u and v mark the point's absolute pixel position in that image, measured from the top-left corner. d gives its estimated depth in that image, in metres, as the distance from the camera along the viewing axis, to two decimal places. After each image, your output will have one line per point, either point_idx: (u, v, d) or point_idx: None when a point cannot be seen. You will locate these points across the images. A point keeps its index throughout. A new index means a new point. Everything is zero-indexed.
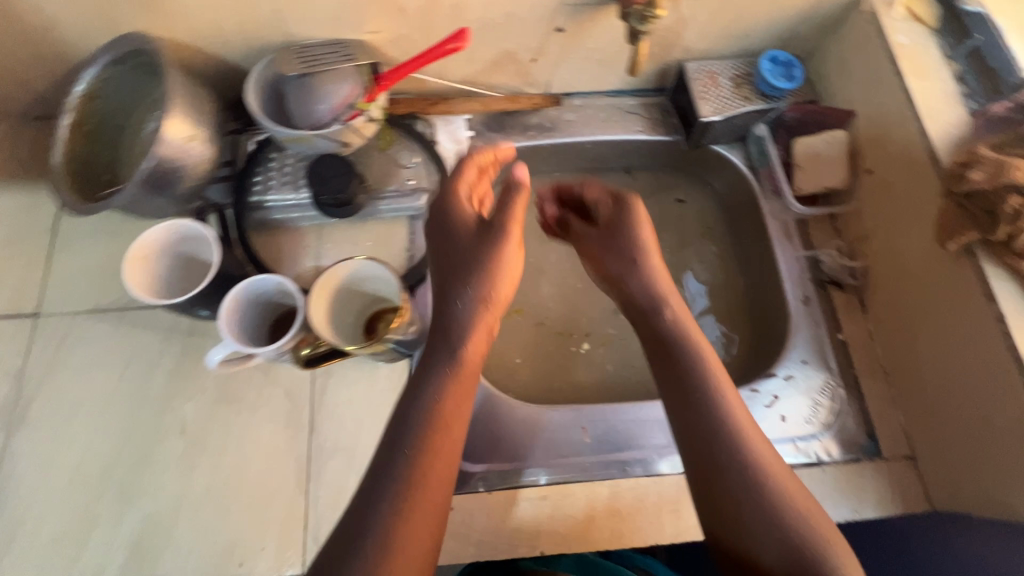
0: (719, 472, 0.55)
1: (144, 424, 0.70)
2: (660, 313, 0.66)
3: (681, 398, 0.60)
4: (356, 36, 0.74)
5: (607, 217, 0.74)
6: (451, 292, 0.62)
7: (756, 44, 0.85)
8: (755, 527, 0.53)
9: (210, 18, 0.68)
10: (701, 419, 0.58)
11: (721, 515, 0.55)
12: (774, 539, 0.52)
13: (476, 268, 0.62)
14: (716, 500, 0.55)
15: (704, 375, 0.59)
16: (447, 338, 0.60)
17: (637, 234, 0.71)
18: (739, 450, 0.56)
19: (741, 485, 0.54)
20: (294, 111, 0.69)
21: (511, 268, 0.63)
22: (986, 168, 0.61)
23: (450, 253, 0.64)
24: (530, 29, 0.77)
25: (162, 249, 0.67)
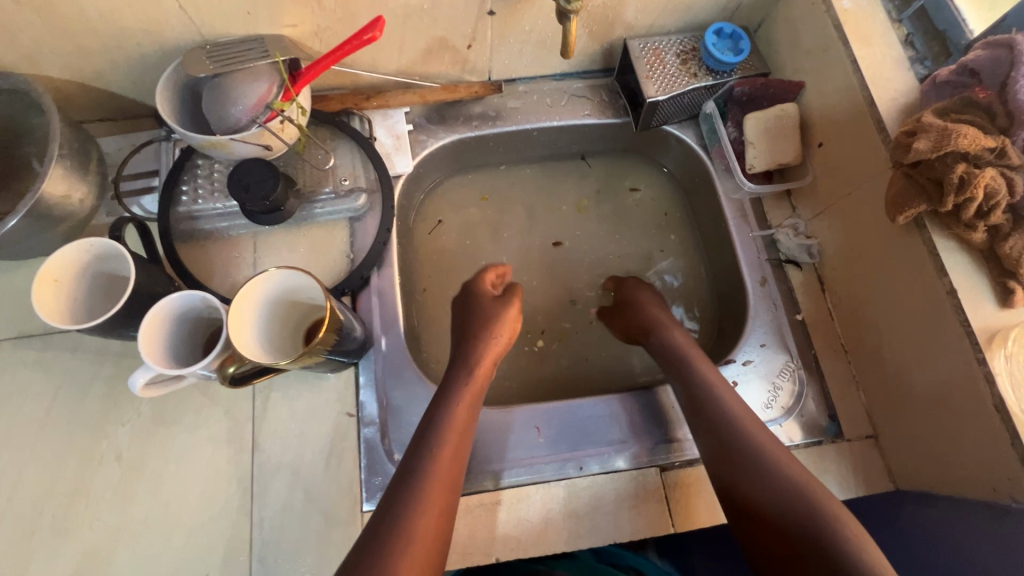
0: (734, 453, 0.58)
1: (75, 455, 0.67)
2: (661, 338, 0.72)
3: (689, 399, 0.65)
4: (273, 31, 0.69)
5: (614, 288, 0.82)
6: (474, 337, 0.69)
7: (701, 17, 0.81)
8: (768, 494, 0.54)
9: (107, 19, 0.63)
10: (697, 409, 0.64)
11: (741, 494, 0.56)
12: (785, 500, 0.53)
13: (501, 322, 0.71)
14: (735, 480, 0.57)
15: (707, 378, 0.66)
16: (467, 367, 0.66)
17: (640, 294, 0.78)
18: (748, 434, 0.59)
19: (756, 461, 0.57)
20: (209, 116, 0.65)
21: (508, 323, 0.72)
22: (931, 135, 0.58)
23: (474, 312, 0.73)
24: (459, 15, 0.72)
25: (79, 268, 0.62)
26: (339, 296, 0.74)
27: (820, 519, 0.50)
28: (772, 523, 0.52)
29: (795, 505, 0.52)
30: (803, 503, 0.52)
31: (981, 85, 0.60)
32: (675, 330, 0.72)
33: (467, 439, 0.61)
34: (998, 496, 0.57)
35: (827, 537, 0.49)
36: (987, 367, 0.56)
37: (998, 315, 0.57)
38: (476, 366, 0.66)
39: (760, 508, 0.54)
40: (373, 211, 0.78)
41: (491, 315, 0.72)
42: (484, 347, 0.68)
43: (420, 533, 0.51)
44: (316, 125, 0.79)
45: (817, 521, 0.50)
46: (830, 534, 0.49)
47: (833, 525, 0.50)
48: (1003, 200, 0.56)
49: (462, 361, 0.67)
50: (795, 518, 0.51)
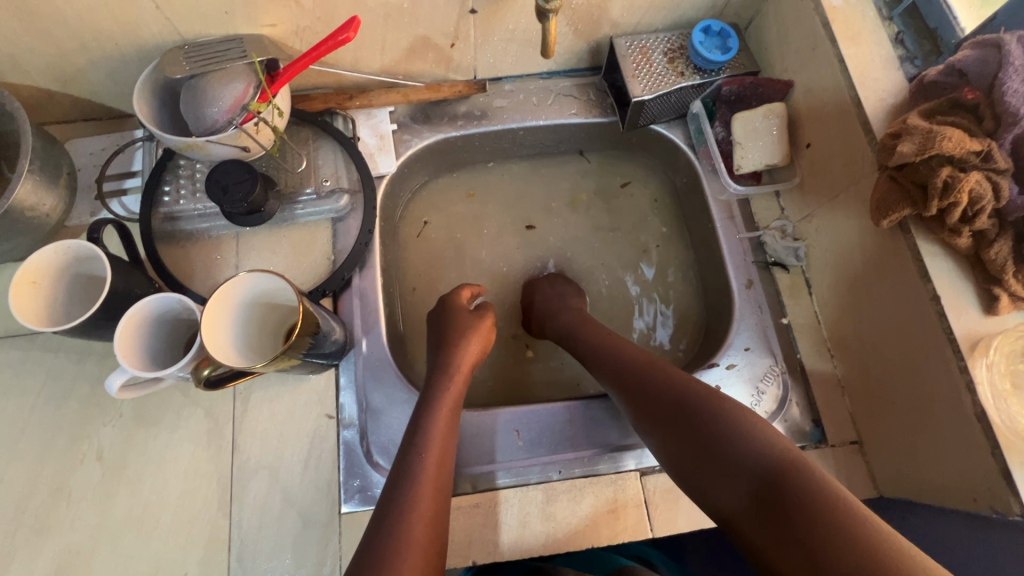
0: (636, 384, 0.60)
1: (57, 453, 0.68)
2: (582, 332, 0.72)
3: (594, 355, 0.68)
4: (253, 31, 0.69)
5: (521, 298, 0.86)
6: (449, 346, 0.69)
7: (689, 15, 0.79)
8: (669, 407, 0.55)
9: (86, 19, 0.63)
10: (621, 381, 0.61)
11: (650, 418, 0.57)
12: (683, 405, 0.54)
13: (477, 331, 0.72)
14: (643, 408, 0.58)
15: (602, 336, 0.69)
16: (446, 373, 0.66)
17: (538, 289, 0.83)
18: (645, 363, 0.61)
19: (654, 383, 0.58)
20: (187, 117, 0.65)
21: (480, 335, 0.71)
22: (916, 138, 0.56)
23: (446, 323, 0.73)
24: (440, 14, 0.71)
25: (56, 272, 0.63)
26: (321, 297, 0.74)
27: (713, 411, 0.51)
28: (687, 451, 0.51)
29: (692, 406, 0.53)
30: (698, 402, 0.53)
31: (970, 85, 0.59)
32: (572, 309, 0.77)
33: (451, 446, 0.59)
34: (979, 506, 0.55)
35: (722, 425, 0.50)
36: (969, 375, 0.55)
37: (982, 322, 0.56)
38: (456, 371, 0.67)
39: (665, 423, 0.54)
40: (355, 211, 0.77)
41: (464, 324, 0.72)
42: (460, 354, 0.68)
43: (417, 532, 0.49)
44: (299, 125, 0.78)
45: (712, 412, 0.51)
46: (723, 421, 0.50)
47: (724, 413, 0.51)
48: (988, 205, 0.54)
49: (439, 367, 0.67)
50: (694, 418, 0.52)
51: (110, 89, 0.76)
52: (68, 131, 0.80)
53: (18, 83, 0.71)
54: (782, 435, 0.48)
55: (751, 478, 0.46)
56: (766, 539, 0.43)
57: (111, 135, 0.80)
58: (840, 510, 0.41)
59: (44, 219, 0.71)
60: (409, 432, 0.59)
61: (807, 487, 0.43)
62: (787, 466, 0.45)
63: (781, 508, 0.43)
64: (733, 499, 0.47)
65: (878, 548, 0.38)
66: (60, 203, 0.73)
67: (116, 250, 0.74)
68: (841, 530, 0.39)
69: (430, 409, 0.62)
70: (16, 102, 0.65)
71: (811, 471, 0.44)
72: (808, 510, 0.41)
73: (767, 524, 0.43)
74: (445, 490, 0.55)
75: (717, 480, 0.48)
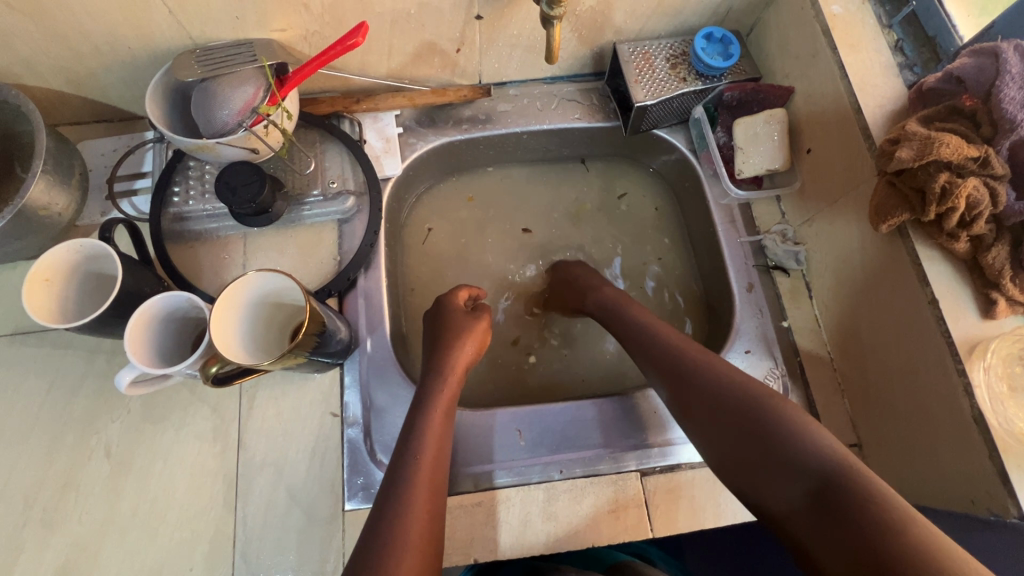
0: (684, 374, 0.60)
1: (66, 448, 0.69)
2: (626, 316, 0.72)
3: (636, 342, 0.68)
4: (263, 35, 0.70)
5: (552, 275, 0.88)
6: (444, 346, 0.70)
7: (691, 22, 0.80)
8: (722, 399, 0.55)
9: (101, 23, 0.65)
10: (668, 368, 0.62)
11: (697, 410, 0.57)
12: (735, 401, 0.54)
13: (473, 331, 0.72)
14: (690, 400, 0.58)
15: (644, 323, 0.69)
16: (440, 373, 0.67)
17: (573, 269, 0.84)
18: (694, 354, 0.61)
19: (704, 375, 0.58)
20: (198, 119, 0.66)
21: (476, 337, 0.72)
22: (914, 144, 0.57)
23: (441, 323, 0.73)
24: (446, 20, 0.72)
25: (68, 270, 0.64)
26: (327, 297, 0.75)
27: (772, 409, 0.52)
28: (738, 443, 0.52)
29: (746, 404, 0.53)
30: (753, 400, 0.53)
31: (967, 92, 0.59)
32: (609, 288, 0.78)
33: (445, 447, 0.60)
34: (976, 508, 0.56)
35: (780, 424, 0.50)
36: (966, 378, 0.56)
37: (979, 326, 0.57)
38: (450, 372, 0.67)
39: (715, 416, 0.55)
40: (361, 213, 0.78)
41: (460, 325, 0.72)
42: (456, 354, 0.69)
43: (413, 535, 0.50)
44: (307, 128, 0.79)
45: (768, 411, 0.52)
46: (781, 421, 0.50)
47: (780, 413, 0.51)
48: (985, 211, 0.55)
49: (434, 367, 0.68)
50: (748, 416, 0.52)
51: (122, 92, 0.77)
52: (80, 132, 0.82)
53: (32, 85, 0.73)
54: (837, 439, 0.48)
55: (807, 478, 0.46)
56: (820, 538, 0.43)
57: (122, 136, 0.82)
58: (899, 514, 0.41)
59: (56, 219, 0.73)
60: (404, 433, 0.60)
61: (865, 490, 0.43)
62: (844, 470, 0.45)
63: (839, 509, 0.43)
64: (784, 495, 0.47)
65: (938, 553, 0.38)
66: (72, 203, 0.75)
67: (126, 249, 0.75)
68: (899, 534, 0.40)
69: (424, 410, 0.63)
70: (31, 104, 0.66)
71: (869, 476, 0.44)
72: (867, 509, 0.42)
73: (822, 521, 0.44)
74: (440, 491, 0.56)
75: (768, 478, 0.49)
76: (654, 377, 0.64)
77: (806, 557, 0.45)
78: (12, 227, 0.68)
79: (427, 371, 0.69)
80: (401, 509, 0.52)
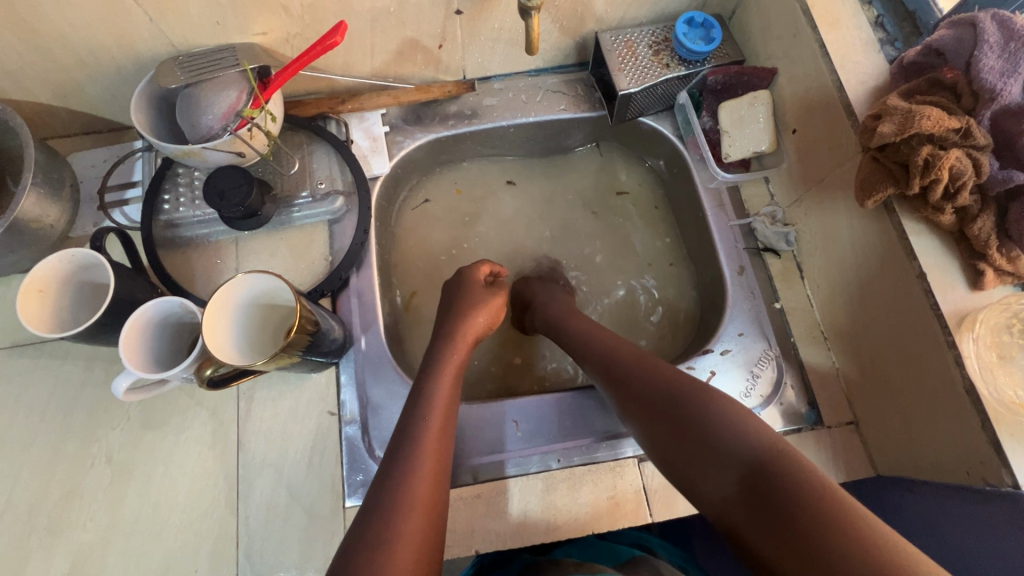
0: (627, 376, 0.60)
1: (69, 457, 0.69)
2: (569, 323, 0.73)
3: (584, 348, 0.68)
4: (246, 40, 0.71)
5: (517, 285, 0.87)
6: (459, 316, 0.72)
7: (672, 7, 0.80)
8: (657, 397, 0.55)
9: (83, 34, 0.65)
10: (612, 372, 0.62)
11: (636, 409, 0.57)
12: (671, 399, 0.54)
13: (485, 304, 0.74)
14: (630, 401, 0.58)
15: (593, 331, 0.70)
16: (450, 339, 0.69)
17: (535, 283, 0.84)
18: (636, 357, 0.62)
19: (642, 376, 0.59)
20: (183, 126, 0.67)
21: (489, 310, 0.74)
22: (896, 118, 0.57)
23: (456, 295, 0.76)
24: (426, 15, 0.72)
25: (62, 279, 0.65)
26: (320, 298, 0.76)
27: (700, 400, 0.52)
28: (675, 441, 0.52)
29: (679, 399, 0.53)
30: (685, 395, 0.53)
31: (949, 65, 0.59)
32: (568, 304, 0.78)
33: (451, 411, 0.62)
34: (972, 479, 0.56)
35: (710, 418, 0.50)
36: (956, 350, 0.55)
37: (969, 298, 0.57)
38: (460, 338, 0.70)
39: (652, 415, 0.55)
40: (350, 212, 0.79)
41: (475, 297, 0.75)
42: (467, 323, 0.72)
43: (412, 517, 0.49)
44: (293, 130, 0.80)
45: (699, 404, 0.52)
46: (711, 413, 0.50)
47: (710, 404, 0.51)
48: (970, 181, 0.55)
49: (445, 333, 0.70)
50: (680, 413, 0.52)
51: (109, 102, 0.78)
52: (70, 145, 0.82)
53: (21, 99, 0.73)
54: (768, 425, 0.48)
55: (736, 469, 0.46)
56: (754, 528, 0.43)
57: (111, 146, 0.82)
58: (826, 497, 0.41)
59: (49, 231, 0.73)
60: (416, 390, 0.62)
61: (794, 476, 0.43)
62: (771, 456, 0.45)
63: (768, 496, 0.43)
64: (719, 487, 0.47)
65: (864, 532, 0.38)
66: (64, 214, 0.75)
67: (119, 258, 0.76)
68: (828, 520, 0.39)
69: (435, 371, 0.65)
70: (18, 118, 0.67)
71: (797, 459, 0.44)
72: (796, 495, 0.42)
73: (755, 511, 0.43)
74: (446, 454, 0.57)
75: (703, 472, 0.49)
76: (600, 380, 0.64)
77: (745, 547, 0.44)
78: (5, 240, 0.68)
79: (435, 339, 0.70)
80: None
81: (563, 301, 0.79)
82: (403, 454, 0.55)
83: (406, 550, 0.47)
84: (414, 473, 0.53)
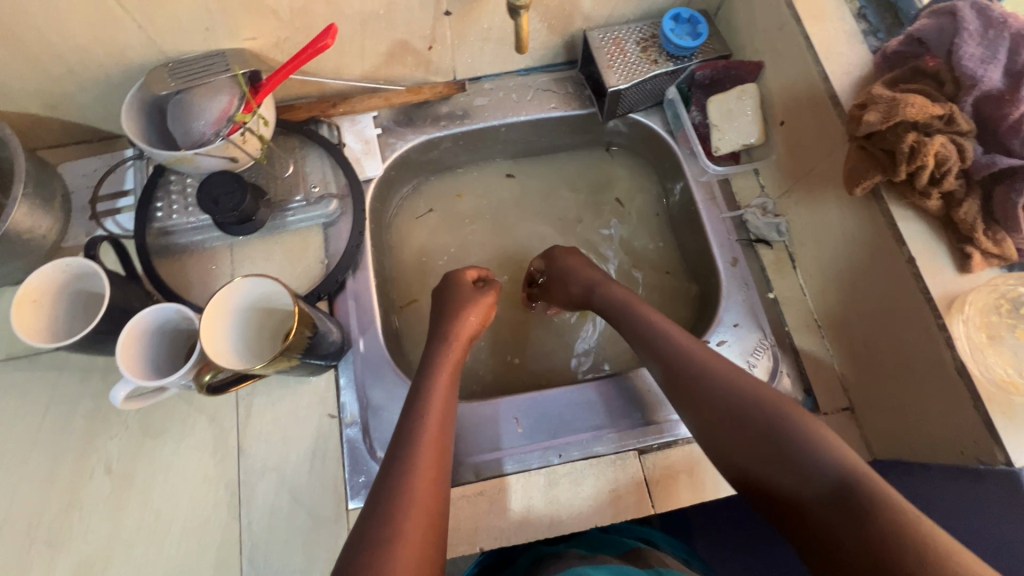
0: (693, 380, 0.58)
1: (67, 468, 0.69)
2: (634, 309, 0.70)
3: (642, 342, 0.66)
4: (235, 45, 0.71)
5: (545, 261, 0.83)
6: (450, 316, 0.73)
7: (658, 4, 0.81)
8: (729, 403, 0.54)
9: (72, 44, 0.65)
10: (672, 369, 0.61)
11: (703, 413, 0.56)
12: (745, 413, 0.52)
13: (475, 303, 0.75)
14: (694, 403, 0.57)
15: (649, 322, 0.67)
16: (445, 339, 0.70)
17: (565, 260, 0.80)
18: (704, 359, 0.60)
19: (712, 383, 0.57)
20: (176, 133, 0.67)
21: (480, 311, 0.74)
22: (881, 107, 0.58)
23: (446, 296, 0.76)
24: (416, 16, 0.73)
25: (56, 289, 0.64)
26: (317, 301, 0.75)
27: (781, 412, 0.51)
28: (747, 451, 0.51)
29: (756, 416, 0.52)
30: (765, 406, 0.52)
31: (930, 54, 0.61)
32: (609, 287, 0.74)
33: (451, 408, 0.62)
34: (966, 459, 0.57)
35: (792, 430, 0.49)
36: (947, 332, 0.56)
37: (957, 281, 0.58)
38: (454, 337, 0.70)
39: (721, 426, 0.54)
40: (345, 215, 0.79)
41: (464, 296, 0.76)
42: (459, 322, 0.72)
43: (415, 513, 0.50)
44: (285, 134, 0.80)
45: (779, 416, 0.50)
46: (792, 426, 0.49)
47: (791, 417, 0.50)
48: (954, 166, 0.56)
49: (438, 334, 0.70)
50: (757, 422, 0.51)
51: (99, 111, 0.77)
52: (60, 155, 0.82)
53: (9, 110, 0.73)
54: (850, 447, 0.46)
55: (816, 485, 0.45)
56: (829, 550, 0.42)
57: (102, 156, 0.82)
58: (908, 524, 0.39)
59: (41, 241, 0.73)
60: (413, 388, 0.63)
61: (880, 498, 0.41)
62: (853, 474, 0.44)
63: (847, 516, 0.42)
64: (794, 503, 0.46)
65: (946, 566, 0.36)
66: (56, 224, 0.75)
67: (113, 267, 0.75)
68: (907, 548, 0.38)
69: (431, 370, 0.65)
70: (8, 128, 0.67)
71: (879, 482, 0.43)
72: (875, 516, 0.40)
73: (831, 530, 0.42)
74: (446, 450, 0.58)
75: (777, 484, 0.48)
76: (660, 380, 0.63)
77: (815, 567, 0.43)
78: None
79: (432, 341, 0.70)
80: None
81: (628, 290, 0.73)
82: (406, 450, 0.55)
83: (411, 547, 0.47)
84: (417, 469, 0.53)
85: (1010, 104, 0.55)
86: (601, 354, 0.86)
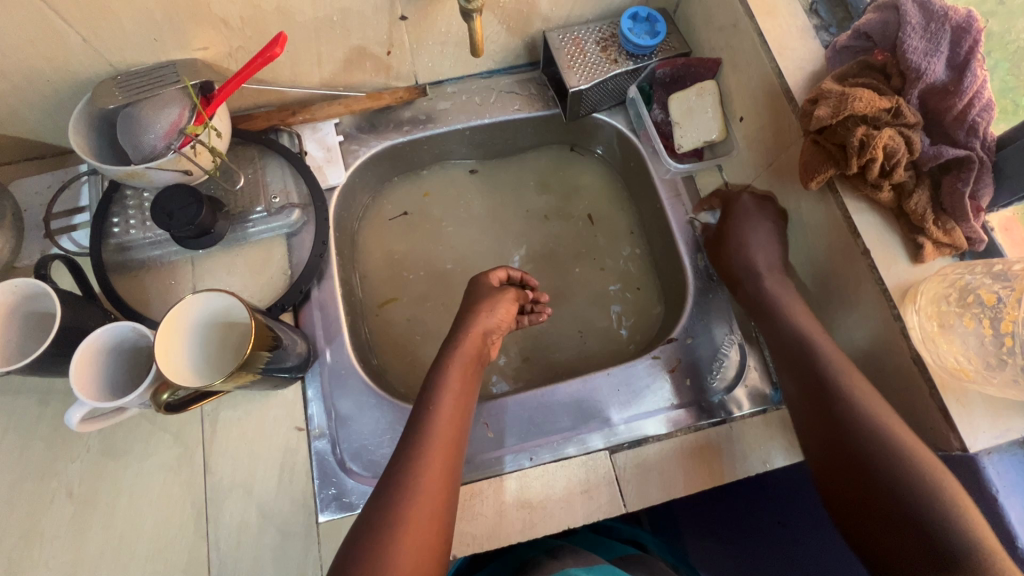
0: (848, 429, 0.56)
1: (27, 494, 0.67)
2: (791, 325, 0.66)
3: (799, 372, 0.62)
4: (187, 56, 0.69)
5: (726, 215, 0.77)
6: (471, 309, 0.71)
7: (616, 3, 0.81)
8: (874, 450, 0.54)
9: (13, 59, 0.63)
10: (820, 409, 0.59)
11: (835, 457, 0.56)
12: (894, 475, 0.52)
13: (496, 299, 0.72)
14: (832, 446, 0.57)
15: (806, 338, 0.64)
16: (462, 333, 0.68)
17: (751, 221, 0.75)
18: (820, 403, 0.59)
19: (870, 436, 0.55)
20: (125, 146, 0.65)
21: (498, 311, 0.71)
22: (830, 102, 0.59)
23: (470, 292, 0.74)
24: (371, 22, 0.72)
25: (4, 311, 0.62)
26: (281, 312, 0.74)
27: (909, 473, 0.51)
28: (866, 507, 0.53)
29: (904, 487, 0.51)
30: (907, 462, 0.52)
31: (876, 47, 0.61)
32: (768, 283, 0.71)
33: (463, 406, 0.63)
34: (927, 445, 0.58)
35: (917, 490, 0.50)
36: (902, 322, 0.57)
37: (911, 270, 0.59)
38: (470, 332, 0.68)
39: (854, 479, 0.54)
40: (308, 225, 0.78)
41: (486, 292, 0.73)
42: (479, 319, 0.70)
43: (416, 511, 0.53)
44: (243, 145, 0.79)
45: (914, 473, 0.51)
46: (922, 488, 0.50)
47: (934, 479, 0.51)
48: (903, 158, 0.57)
49: (456, 329, 0.69)
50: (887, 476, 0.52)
51: (47, 127, 0.75)
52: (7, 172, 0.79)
53: None
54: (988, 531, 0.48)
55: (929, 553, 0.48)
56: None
57: (55, 172, 0.80)
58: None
59: None
60: (429, 378, 0.64)
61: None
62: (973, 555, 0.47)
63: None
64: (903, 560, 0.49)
65: None
66: (7, 243, 0.73)
67: (69, 287, 0.74)
68: None
69: (444, 365, 0.65)
70: None
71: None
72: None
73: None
74: (459, 451, 0.59)
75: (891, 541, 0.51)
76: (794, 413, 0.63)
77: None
78: None
79: (452, 336, 0.69)
80: (380, 518, 0.52)
81: (796, 296, 0.70)
82: (414, 442, 0.58)
83: (411, 538, 0.51)
84: (427, 462, 0.56)
85: (954, 95, 0.56)
86: (576, 354, 0.86)
